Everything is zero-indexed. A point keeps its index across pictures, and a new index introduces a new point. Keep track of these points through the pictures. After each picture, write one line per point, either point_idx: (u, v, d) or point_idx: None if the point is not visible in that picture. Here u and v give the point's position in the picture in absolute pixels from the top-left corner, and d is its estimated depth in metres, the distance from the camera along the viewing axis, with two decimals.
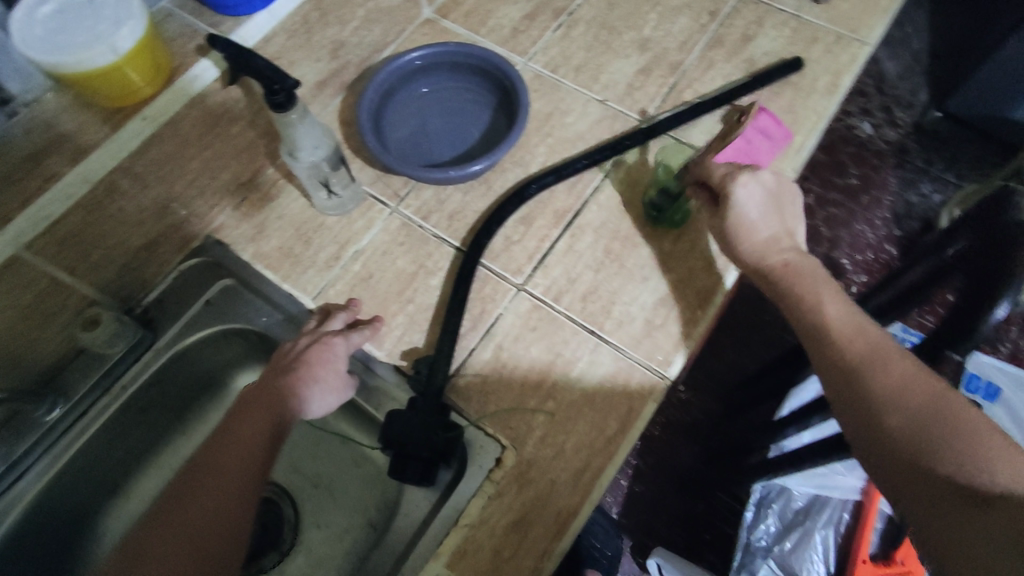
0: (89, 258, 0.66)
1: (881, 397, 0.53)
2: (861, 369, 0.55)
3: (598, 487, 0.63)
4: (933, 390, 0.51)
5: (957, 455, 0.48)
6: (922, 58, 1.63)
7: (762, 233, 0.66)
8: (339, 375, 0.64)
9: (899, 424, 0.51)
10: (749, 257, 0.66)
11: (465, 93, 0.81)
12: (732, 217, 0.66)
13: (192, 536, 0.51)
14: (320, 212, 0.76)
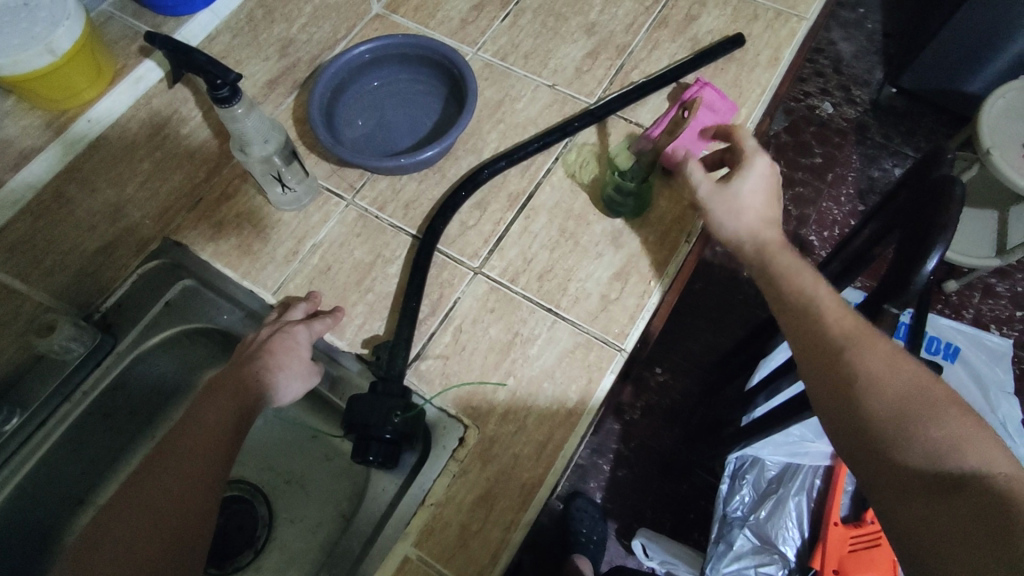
0: (42, 264, 0.66)
1: (863, 378, 0.52)
2: (843, 349, 0.53)
3: (561, 458, 0.64)
4: (913, 374, 0.51)
5: (934, 438, 0.48)
6: (876, 38, 1.68)
7: (765, 201, 0.66)
8: (302, 362, 0.65)
9: (880, 404, 0.50)
10: (751, 220, 0.65)
11: (416, 85, 0.82)
12: (747, 178, 0.66)
13: (160, 520, 0.51)
14: (276, 208, 0.77)
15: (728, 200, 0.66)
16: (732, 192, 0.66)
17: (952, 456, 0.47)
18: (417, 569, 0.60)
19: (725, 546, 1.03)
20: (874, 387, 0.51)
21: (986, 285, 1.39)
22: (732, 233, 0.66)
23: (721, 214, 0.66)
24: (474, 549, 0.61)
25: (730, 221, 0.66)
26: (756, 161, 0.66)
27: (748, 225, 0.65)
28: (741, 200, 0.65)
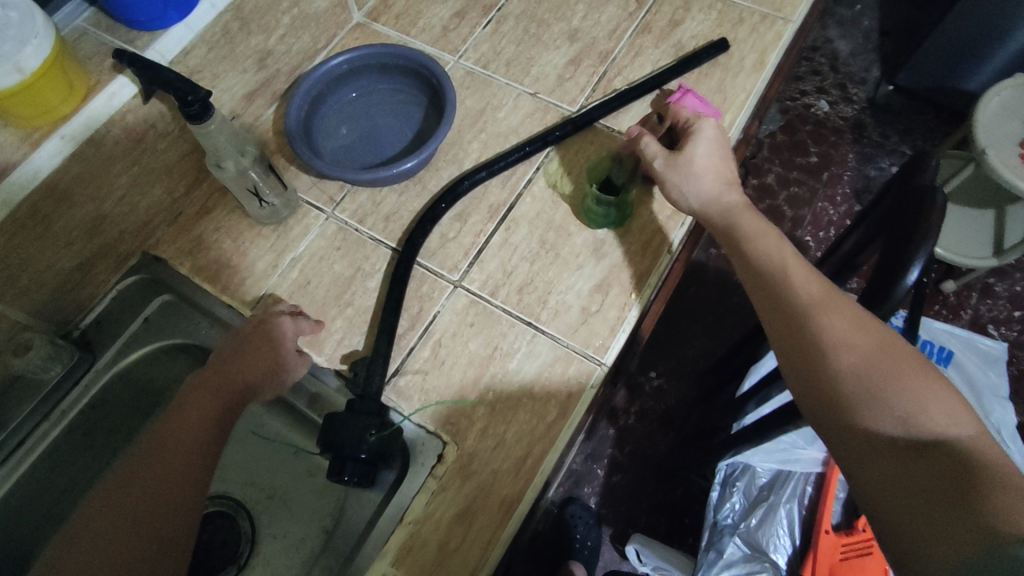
0: (18, 282, 0.65)
1: (829, 339, 0.52)
2: (811, 312, 0.54)
3: (540, 474, 0.64)
4: (879, 335, 0.51)
5: (900, 399, 0.47)
6: (873, 35, 1.66)
7: (718, 164, 0.68)
8: (291, 356, 0.68)
9: (848, 365, 0.50)
10: (707, 186, 0.67)
11: (396, 95, 0.82)
12: (698, 144, 0.69)
13: (138, 517, 0.53)
14: (256, 221, 0.77)
15: (683, 168, 0.68)
16: (685, 159, 0.68)
17: (918, 417, 0.46)
18: None
19: (715, 554, 1.02)
20: (842, 347, 0.51)
21: (984, 285, 1.38)
22: (694, 207, 0.68)
23: (679, 184, 0.68)
24: (453, 566, 0.61)
25: (689, 190, 0.68)
26: (700, 126, 0.69)
27: (706, 191, 0.67)
28: (689, 167, 0.68)
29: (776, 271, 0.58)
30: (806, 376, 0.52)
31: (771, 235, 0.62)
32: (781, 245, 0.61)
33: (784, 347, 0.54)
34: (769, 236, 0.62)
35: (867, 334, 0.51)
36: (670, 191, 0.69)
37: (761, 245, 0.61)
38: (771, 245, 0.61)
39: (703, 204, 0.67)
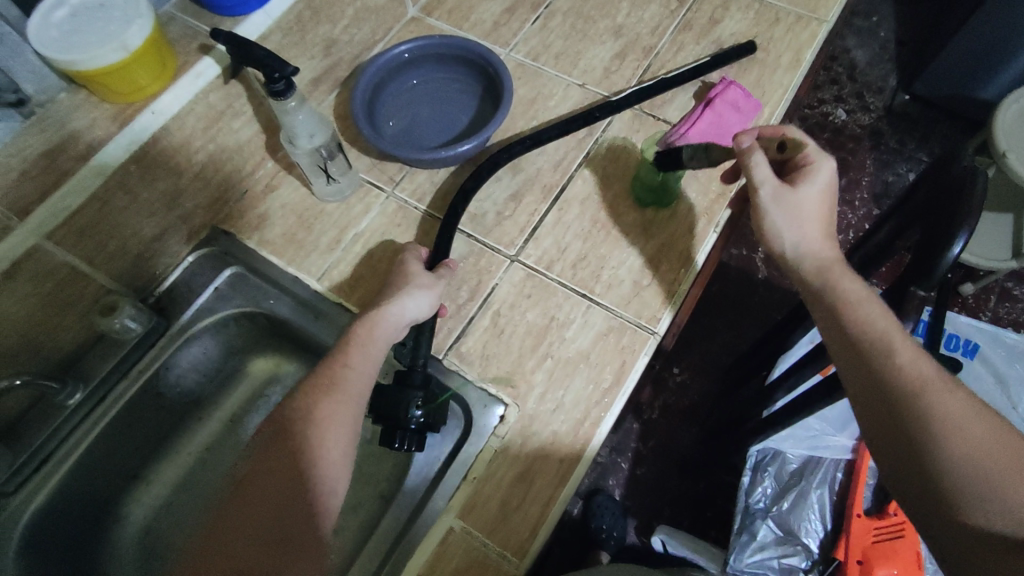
0: (105, 249, 0.72)
1: (940, 428, 0.50)
2: (920, 396, 0.51)
3: (598, 436, 0.66)
4: (990, 429, 0.50)
5: (1012, 500, 0.47)
6: (890, 47, 1.68)
7: (825, 214, 0.62)
8: (418, 277, 0.68)
9: (962, 460, 0.49)
10: (813, 236, 0.61)
11: (452, 83, 0.86)
12: (812, 186, 0.62)
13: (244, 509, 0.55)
14: (319, 199, 0.80)
15: (790, 209, 0.61)
16: (796, 198, 0.61)
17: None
18: (461, 540, 0.63)
19: (747, 537, 1.06)
20: (959, 442, 0.49)
21: (1002, 289, 1.40)
22: (791, 253, 0.61)
23: (781, 223, 0.62)
24: (515, 522, 0.63)
25: (792, 233, 0.61)
26: (825, 165, 0.62)
27: (811, 240, 0.61)
28: (795, 212, 0.61)
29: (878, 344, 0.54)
30: (915, 465, 0.51)
31: (870, 299, 0.57)
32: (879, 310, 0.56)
33: (887, 429, 0.53)
34: (870, 301, 0.57)
35: (981, 428, 0.50)
36: (767, 225, 0.62)
37: (859, 310, 0.56)
38: (870, 310, 0.56)
39: (800, 253, 0.61)
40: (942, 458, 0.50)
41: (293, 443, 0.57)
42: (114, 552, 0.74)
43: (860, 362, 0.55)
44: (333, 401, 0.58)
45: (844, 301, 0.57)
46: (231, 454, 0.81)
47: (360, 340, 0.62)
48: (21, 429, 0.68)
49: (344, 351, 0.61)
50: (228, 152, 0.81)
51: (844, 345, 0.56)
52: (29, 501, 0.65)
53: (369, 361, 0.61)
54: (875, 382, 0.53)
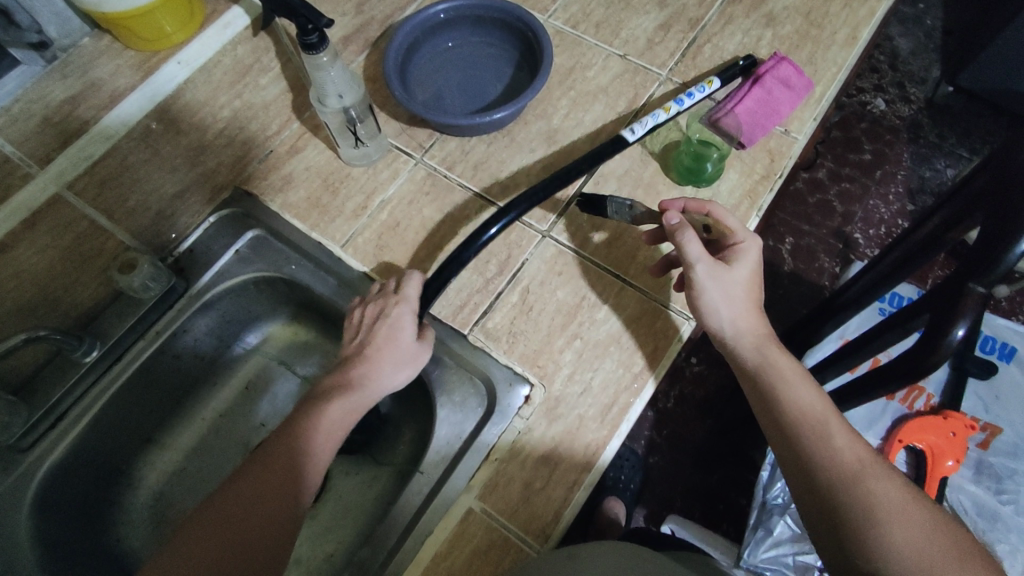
0: (125, 204, 0.71)
1: (881, 506, 0.51)
2: (859, 476, 0.52)
3: (626, 421, 0.64)
4: (922, 511, 0.51)
5: None
6: (936, 36, 1.59)
7: (754, 292, 0.64)
8: (404, 347, 0.62)
9: (901, 544, 0.48)
10: (746, 316, 0.63)
11: (488, 48, 0.83)
12: (742, 266, 0.63)
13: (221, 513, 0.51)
14: (346, 163, 0.77)
15: (722, 287, 0.62)
16: (729, 279, 0.62)
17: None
18: (481, 522, 0.60)
19: (762, 533, 1.01)
20: (895, 523, 0.49)
21: None
22: (726, 332, 0.63)
23: (715, 302, 0.63)
24: (537, 506, 0.61)
25: (725, 314, 0.63)
26: (753, 246, 0.64)
27: (743, 318, 0.63)
28: (724, 293, 0.63)
29: (814, 425, 0.57)
30: (854, 555, 0.50)
31: (803, 383, 0.60)
32: (810, 392, 0.59)
33: (824, 516, 0.53)
34: (803, 385, 0.60)
35: (913, 510, 0.51)
36: (702, 302, 0.63)
37: (793, 393, 0.59)
38: (803, 393, 0.59)
39: (736, 331, 0.63)
40: (888, 537, 0.49)
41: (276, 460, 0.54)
42: (124, 516, 0.72)
43: (795, 448, 0.56)
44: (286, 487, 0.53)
45: (781, 381, 0.60)
46: (246, 422, 0.80)
47: (337, 416, 0.58)
48: (37, 385, 0.67)
49: (316, 429, 0.57)
50: (253, 110, 0.78)
51: (783, 429, 0.58)
52: (46, 456, 0.64)
53: (337, 441, 0.58)
54: (810, 466, 0.55)
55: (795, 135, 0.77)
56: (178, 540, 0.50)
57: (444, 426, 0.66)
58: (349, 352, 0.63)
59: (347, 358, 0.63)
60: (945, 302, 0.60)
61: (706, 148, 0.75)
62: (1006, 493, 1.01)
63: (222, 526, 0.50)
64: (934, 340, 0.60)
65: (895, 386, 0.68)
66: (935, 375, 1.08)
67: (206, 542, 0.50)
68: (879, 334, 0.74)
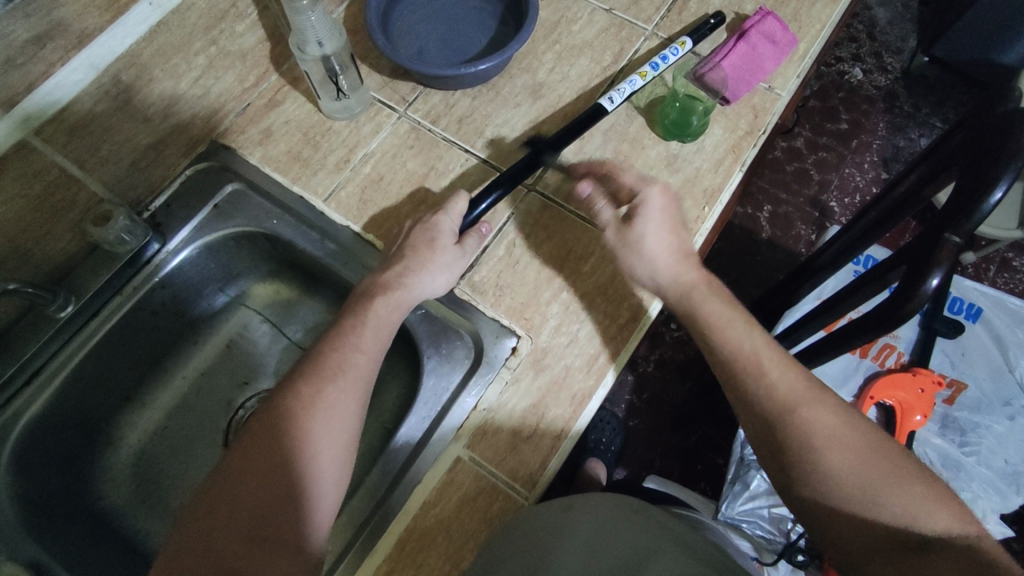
0: (98, 153, 0.68)
1: (815, 436, 0.54)
2: (795, 409, 0.56)
3: (612, 371, 0.65)
4: (861, 438, 0.54)
5: (899, 504, 0.51)
6: (913, 6, 1.60)
7: (669, 239, 0.64)
8: (445, 252, 0.64)
9: (837, 470, 0.53)
10: (662, 268, 0.63)
11: (472, 1, 0.81)
12: (643, 224, 0.64)
13: (231, 478, 0.51)
14: (327, 116, 0.75)
15: (633, 246, 0.65)
16: (636, 236, 0.65)
17: (914, 521, 0.50)
18: (469, 470, 0.61)
19: (740, 487, 1.04)
20: (832, 450, 0.53)
21: (1003, 259, 1.37)
22: (651, 284, 0.64)
23: (631, 262, 0.65)
24: (525, 455, 0.62)
25: (642, 270, 0.65)
26: (647, 196, 0.64)
27: (662, 271, 0.63)
28: (639, 250, 0.64)
29: (747, 363, 0.59)
30: (797, 475, 0.54)
31: (738, 319, 0.62)
32: (746, 329, 0.61)
33: (771, 448, 0.56)
34: (738, 323, 0.61)
35: (846, 437, 0.54)
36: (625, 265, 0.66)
37: (729, 333, 0.61)
38: (739, 331, 0.61)
39: (659, 284, 0.64)
40: (823, 465, 0.53)
41: (284, 417, 0.54)
42: (108, 476, 0.72)
43: (735, 385, 0.59)
44: (335, 388, 0.55)
45: (713, 324, 0.61)
46: (228, 380, 0.79)
47: (380, 313, 0.60)
48: (10, 340, 0.64)
49: (359, 331, 0.59)
50: (231, 59, 0.76)
51: (720, 366, 0.61)
52: (22, 412, 0.63)
53: (383, 339, 0.60)
54: (748, 400, 0.58)
55: (778, 92, 0.77)
56: (195, 508, 0.51)
57: (430, 378, 0.66)
58: (390, 256, 0.65)
59: (387, 261, 0.65)
60: (923, 254, 0.62)
61: (692, 102, 0.75)
62: (969, 445, 1.06)
63: (271, 428, 0.53)
64: (909, 289, 0.61)
65: (871, 337, 0.70)
66: (905, 334, 1.12)
67: (225, 504, 0.50)
68: (853, 290, 0.76)
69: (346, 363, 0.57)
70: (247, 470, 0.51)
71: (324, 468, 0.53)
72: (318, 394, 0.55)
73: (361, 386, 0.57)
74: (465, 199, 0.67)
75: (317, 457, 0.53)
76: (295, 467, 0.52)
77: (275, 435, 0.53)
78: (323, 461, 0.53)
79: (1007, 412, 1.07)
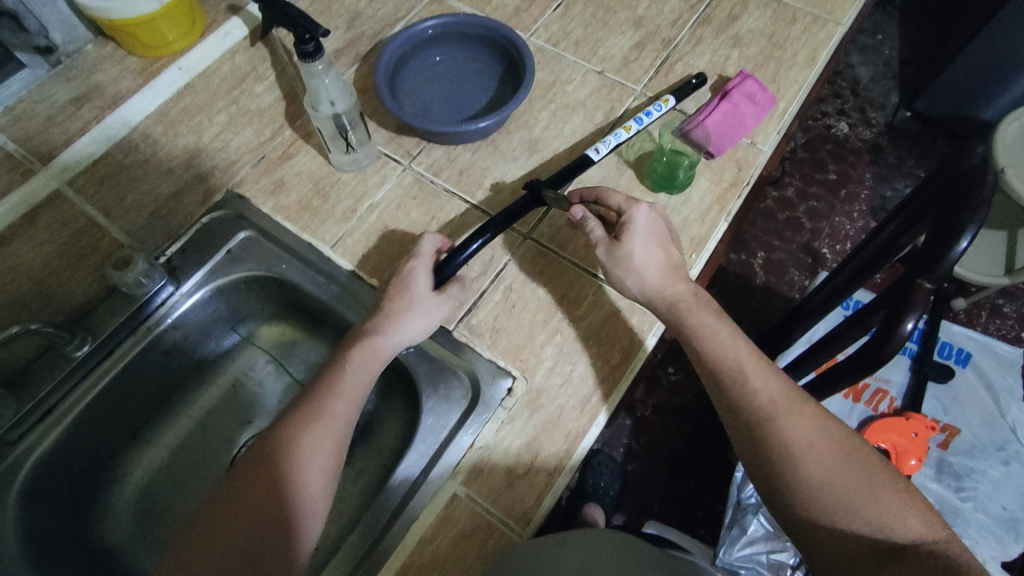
0: (123, 202, 0.73)
1: (795, 444, 0.57)
2: (775, 417, 0.58)
3: (606, 411, 0.67)
4: (836, 448, 0.57)
5: (873, 510, 0.53)
6: (894, 65, 1.69)
7: (658, 255, 0.67)
8: (423, 297, 0.67)
9: (813, 473, 0.55)
10: (651, 279, 0.66)
11: (472, 63, 0.87)
12: (635, 240, 0.66)
13: (220, 526, 0.53)
14: (336, 168, 0.81)
15: (624, 263, 0.67)
16: (625, 252, 0.67)
17: (887, 527, 0.52)
18: (465, 507, 0.63)
19: (738, 531, 1.04)
20: (809, 456, 0.56)
21: (993, 305, 1.40)
22: (641, 296, 0.67)
23: (623, 276, 0.67)
24: (519, 492, 0.63)
25: (632, 283, 0.67)
26: (634, 215, 0.67)
27: (649, 283, 0.66)
28: (632, 267, 0.66)
29: (731, 371, 0.61)
30: (777, 481, 0.56)
31: (724, 328, 0.64)
32: (731, 338, 0.64)
33: (752, 453, 0.59)
34: (723, 333, 0.64)
35: (825, 445, 0.57)
36: (619, 280, 0.67)
37: (714, 343, 0.63)
38: (724, 340, 0.64)
39: (649, 295, 0.66)
40: (802, 472, 0.55)
41: (272, 466, 0.56)
42: (111, 512, 0.73)
43: (719, 391, 0.62)
44: (319, 438, 0.57)
45: (699, 332, 0.64)
46: (231, 418, 0.81)
47: (362, 365, 0.62)
48: (27, 379, 0.68)
49: (340, 374, 0.62)
50: (249, 116, 0.81)
51: (708, 375, 0.63)
52: (31, 451, 0.65)
53: (364, 381, 0.63)
54: (732, 407, 0.61)
55: (760, 146, 0.82)
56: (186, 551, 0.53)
57: (429, 418, 0.69)
58: (371, 307, 0.68)
59: (369, 313, 0.68)
60: (898, 300, 0.65)
61: (678, 157, 0.79)
62: (966, 490, 1.06)
63: (258, 477, 0.55)
64: (887, 332, 0.64)
65: (856, 380, 0.72)
66: (897, 379, 1.14)
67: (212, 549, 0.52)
68: (839, 333, 0.79)
69: (328, 414, 0.59)
70: (236, 515, 0.54)
71: (309, 513, 0.55)
72: (302, 433, 0.57)
73: (342, 425, 0.59)
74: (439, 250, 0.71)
75: (304, 502, 0.55)
76: (283, 513, 0.54)
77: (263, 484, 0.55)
78: (308, 506, 0.55)
79: (1001, 456, 1.08)
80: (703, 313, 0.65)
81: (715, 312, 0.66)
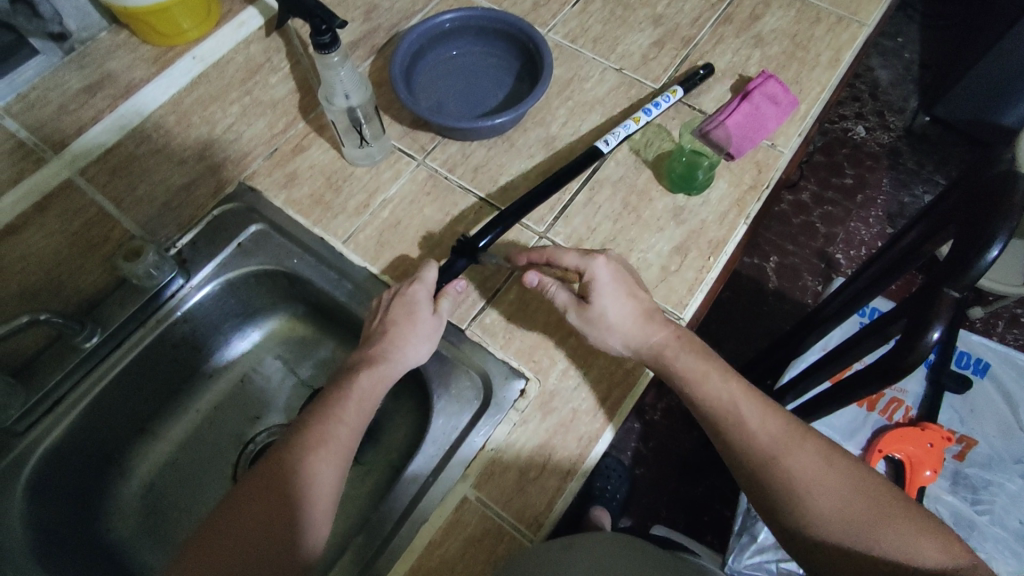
0: (134, 192, 0.72)
1: (802, 482, 0.57)
2: (777, 459, 0.58)
3: (619, 415, 0.66)
4: (842, 480, 0.57)
5: (890, 539, 0.54)
6: (914, 68, 1.66)
7: (630, 306, 0.63)
8: (423, 323, 0.65)
9: (828, 514, 0.56)
10: (631, 334, 0.63)
11: (489, 58, 0.86)
12: (603, 301, 0.63)
13: (227, 541, 0.53)
14: (349, 162, 0.79)
15: (600, 324, 0.64)
16: (597, 313, 0.64)
17: (907, 555, 0.54)
18: (475, 510, 0.62)
19: (747, 538, 1.02)
20: (817, 494, 0.57)
21: (1011, 315, 1.38)
22: (626, 353, 0.64)
23: (601, 340, 0.65)
24: (530, 496, 0.62)
25: (614, 342, 0.64)
26: (593, 273, 0.63)
27: (630, 337, 0.63)
28: (608, 328, 0.63)
29: (728, 416, 0.61)
30: (790, 521, 0.58)
31: (711, 371, 0.63)
32: (721, 379, 0.62)
33: (761, 494, 0.59)
34: (713, 374, 0.63)
35: (832, 478, 0.57)
36: (601, 344, 0.65)
37: (706, 387, 0.62)
38: (715, 383, 0.62)
39: (633, 348, 0.64)
40: (814, 511, 0.56)
41: (278, 483, 0.55)
42: (117, 505, 0.72)
43: (720, 437, 0.62)
44: (323, 457, 0.57)
45: (688, 379, 0.63)
46: (240, 413, 0.81)
47: (363, 388, 0.62)
48: (36, 368, 0.68)
49: (344, 403, 0.61)
50: (262, 107, 0.80)
51: (705, 421, 0.63)
52: (38, 442, 0.65)
53: (365, 411, 0.62)
54: (734, 452, 0.60)
55: (781, 149, 0.81)
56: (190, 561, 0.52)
57: (440, 418, 0.67)
58: (371, 329, 0.67)
59: (368, 336, 0.66)
60: (921, 309, 0.63)
61: (697, 158, 0.78)
62: (982, 503, 1.04)
63: (264, 493, 0.55)
64: (911, 342, 0.62)
65: (875, 389, 0.71)
66: (913, 388, 1.12)
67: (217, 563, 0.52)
68: (857, 341, 0.77)
69: (331, 433, 0.59)
70: (243, 532, 0.53)
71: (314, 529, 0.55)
72: (303, 466, 0.56)
73: (345, 454, 0.59)
74: (434, 267, 0.70)
75: (309, 518, 0.55)
76: (289, 529, 0.54)
77: (269, 499, 0.55)
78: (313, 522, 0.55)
79: (1019, 470, 1.05)
80: (688, 357, 0.63)
81: (704, 350, 0.64)
